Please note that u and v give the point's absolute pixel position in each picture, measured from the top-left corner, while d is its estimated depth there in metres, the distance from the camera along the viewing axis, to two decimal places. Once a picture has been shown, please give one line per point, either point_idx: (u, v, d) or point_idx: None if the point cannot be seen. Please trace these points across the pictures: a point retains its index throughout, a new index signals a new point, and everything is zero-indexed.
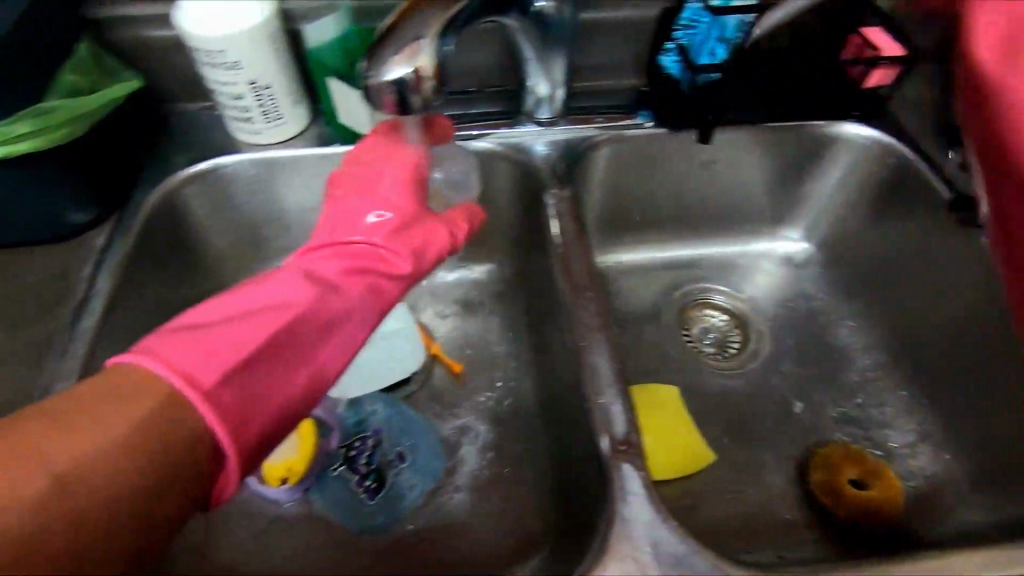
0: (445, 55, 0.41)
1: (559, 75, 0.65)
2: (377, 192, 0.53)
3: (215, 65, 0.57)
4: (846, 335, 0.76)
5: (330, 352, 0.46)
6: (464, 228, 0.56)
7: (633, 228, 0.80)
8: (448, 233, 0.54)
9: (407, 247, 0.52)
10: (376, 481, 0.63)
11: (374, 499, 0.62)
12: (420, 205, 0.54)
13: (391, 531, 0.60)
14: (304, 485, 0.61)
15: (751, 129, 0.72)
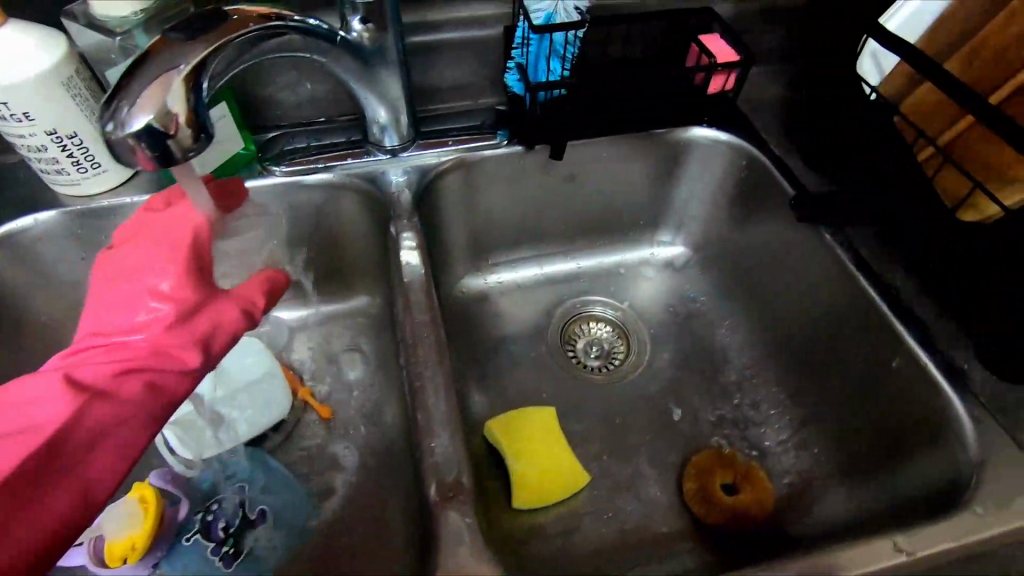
0: (202, 102, 0.38)
1: (395, 91, 0.61)
2: (145, 272, 0.46)
3: (4, 117, 0.52)
4: (722, 334, 0.76)
5: (103, 463, 0.41)
6: (261, 300, 0.50)
7: (509, 246, 0.79)
8: (240, 310, 0.48)
9: (187, 336, 0.46)
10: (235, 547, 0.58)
11: (231, 567, 0.57)
12: (205, 286, 0.47)
13: None
14: (152, 560, 0.56)
15: (607, 141, 0.72)
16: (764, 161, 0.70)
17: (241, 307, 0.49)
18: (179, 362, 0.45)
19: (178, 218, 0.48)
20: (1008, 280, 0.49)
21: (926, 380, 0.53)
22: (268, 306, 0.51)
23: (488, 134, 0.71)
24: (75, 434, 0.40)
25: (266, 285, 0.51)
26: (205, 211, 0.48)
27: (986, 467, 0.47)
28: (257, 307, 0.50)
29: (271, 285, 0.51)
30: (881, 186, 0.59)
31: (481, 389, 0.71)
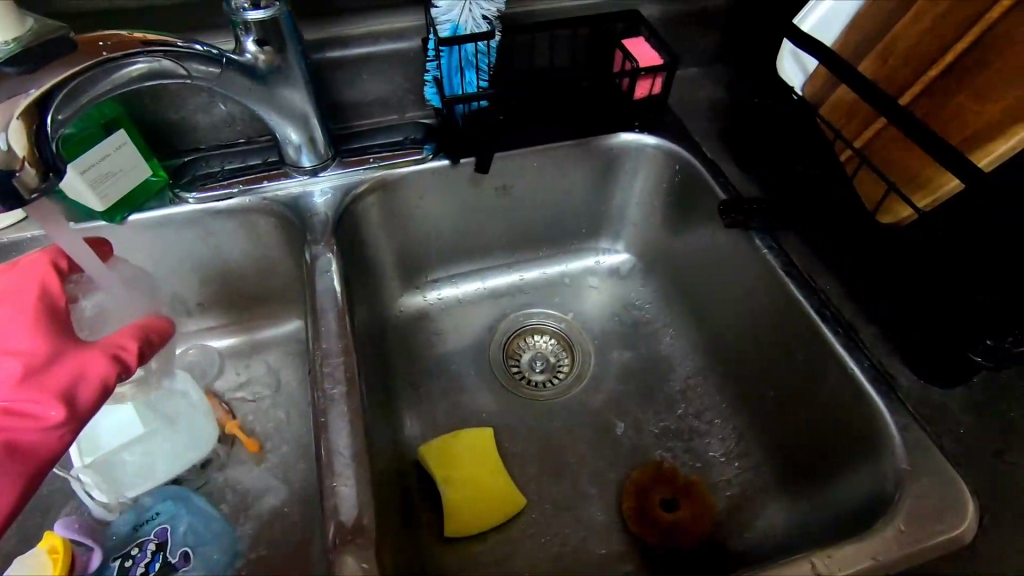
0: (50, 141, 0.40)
1: (305, 109, 0.59)
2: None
3: None
4: (667, 343, 0.75)
5: None
6: (134, 346, 0.48)
7: (445, 262, 0.77)
8: (110, 358, 0.46)
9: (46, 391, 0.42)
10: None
11: None
12: (64, 339, 0.46)
13: None
14: None
15: (536, 151, 0.70)
16: (696, 165, 0.68)
17: (108, 352, 0.46)
18: (38, 418, 0.42)
19: (28, 280, 0.48)
20: (926, 284, 0.48)
21: (855, 387, 0.52)
22: (143, 352, 0.48)
23: (413, 148, 0.69)
24: None
25: (141, 331, 0.49)
26: (50, 272, 0.49)
27: (911, 477, 0.46)
28: (128, 352, 0.47)
29: (146, 331, 0.49)
30: (806, 189, 0.58)
31: (418, 412, 0.69)
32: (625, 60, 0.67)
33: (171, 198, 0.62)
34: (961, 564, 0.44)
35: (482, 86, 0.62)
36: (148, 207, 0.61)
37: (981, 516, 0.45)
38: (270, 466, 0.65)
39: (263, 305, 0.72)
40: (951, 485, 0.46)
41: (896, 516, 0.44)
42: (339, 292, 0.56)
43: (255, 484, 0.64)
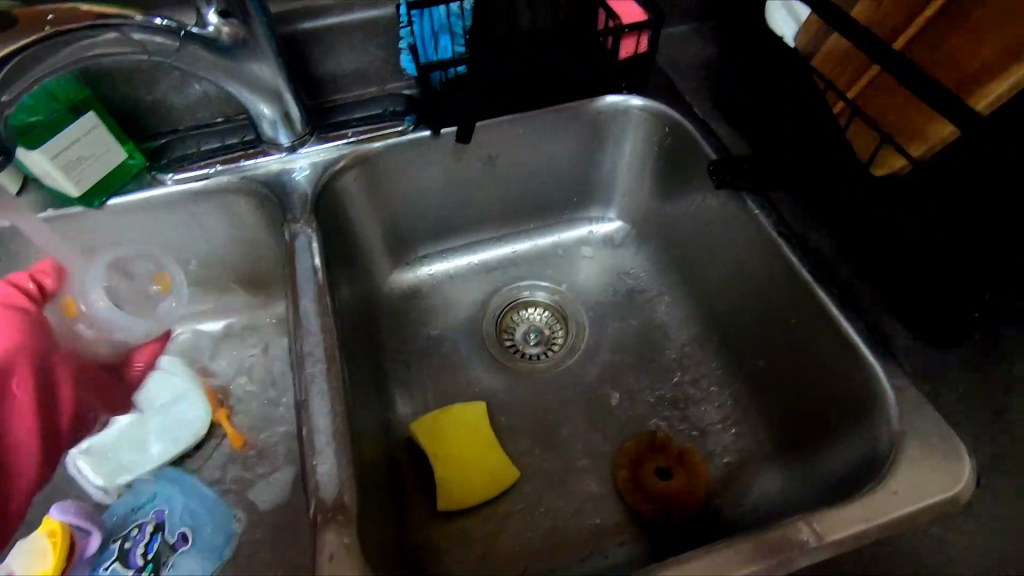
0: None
1: (277, 83, 0.57)
2: None
3: None
4: (662, 312, 0.74)
5: None
6: None
7: (434, 237, 0.76)
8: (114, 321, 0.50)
9: None
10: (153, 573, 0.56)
11: None
12: None
13: None
14: None
15: (520, 119, 0.67)
16: (687, 125, 0.66)
17: None
18: None
19: None
20: (917, 222, 0.46)
21: (849, 348, 0.50)
22: None
23: (394, 120, 0.67)
24: None
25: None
26: None
27: (905, 438, 0.45)
28: None
29: None
30: (798, 146, 0.56)
31: (411, 389, 0.68)
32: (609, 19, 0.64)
33: (149, 180, 0.62)
34: (958, 525, 0.43)
35: (458, 52, 0.61)
36: (127, 190, 0.61)
37: (978, 480, 0.44)
38: (263, 447, 0.66)
39: (252, 287, 0.71)
40: (950, 446, 0.44)
41: (888, 477, 0.43)
42: (319, 269, 0.55)
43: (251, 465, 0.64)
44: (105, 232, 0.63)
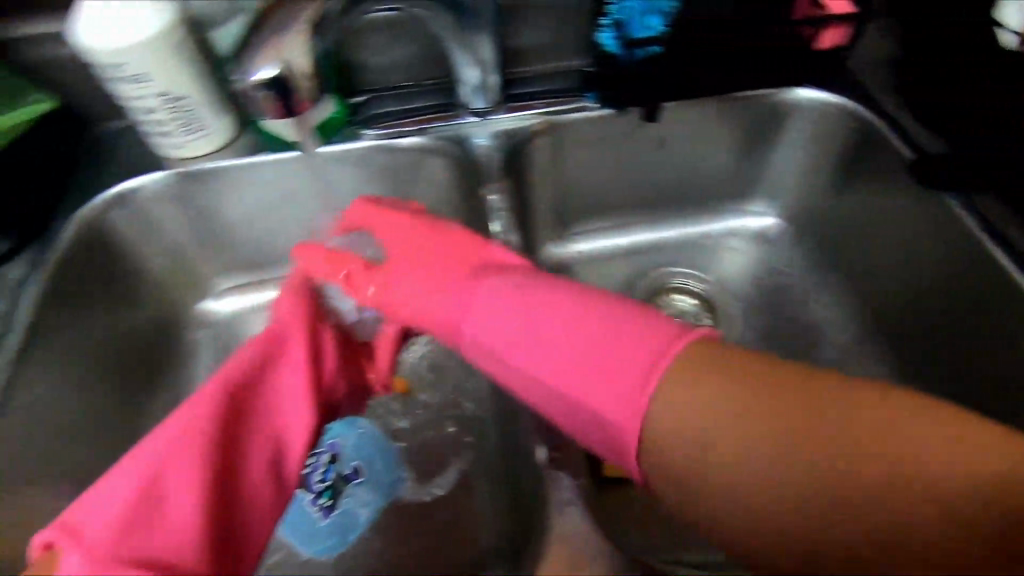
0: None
1: (485, 57, 0.60)
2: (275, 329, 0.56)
3: (121, 79, 0.54)
4: (817, 311, 0.72)
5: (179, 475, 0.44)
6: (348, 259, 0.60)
7: (588, 215, 0.77)
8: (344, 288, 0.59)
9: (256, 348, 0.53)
10: (332, 498, 0.60)
11: (328, 518, 0.59)
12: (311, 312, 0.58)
13: (343, 550, 0.58)
14: None
15: (701, 102, 0.68)
16: (877, 122, 0.64)
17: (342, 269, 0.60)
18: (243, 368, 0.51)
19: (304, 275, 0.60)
20: None
21: None
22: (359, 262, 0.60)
23: (576, 96, 0.69)
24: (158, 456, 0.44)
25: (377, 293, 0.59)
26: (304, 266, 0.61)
27: None
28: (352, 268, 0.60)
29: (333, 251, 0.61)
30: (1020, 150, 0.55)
31: None
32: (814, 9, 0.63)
33: (352, 133, 0.65)
34: None
35: (659, 32, 0.61)
36: (332, 141, 0.65)
37: None
38: (423, 399, 0.66)
39: None
40: None
41: None
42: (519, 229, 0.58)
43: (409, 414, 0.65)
44: (304, 182, 0.67)
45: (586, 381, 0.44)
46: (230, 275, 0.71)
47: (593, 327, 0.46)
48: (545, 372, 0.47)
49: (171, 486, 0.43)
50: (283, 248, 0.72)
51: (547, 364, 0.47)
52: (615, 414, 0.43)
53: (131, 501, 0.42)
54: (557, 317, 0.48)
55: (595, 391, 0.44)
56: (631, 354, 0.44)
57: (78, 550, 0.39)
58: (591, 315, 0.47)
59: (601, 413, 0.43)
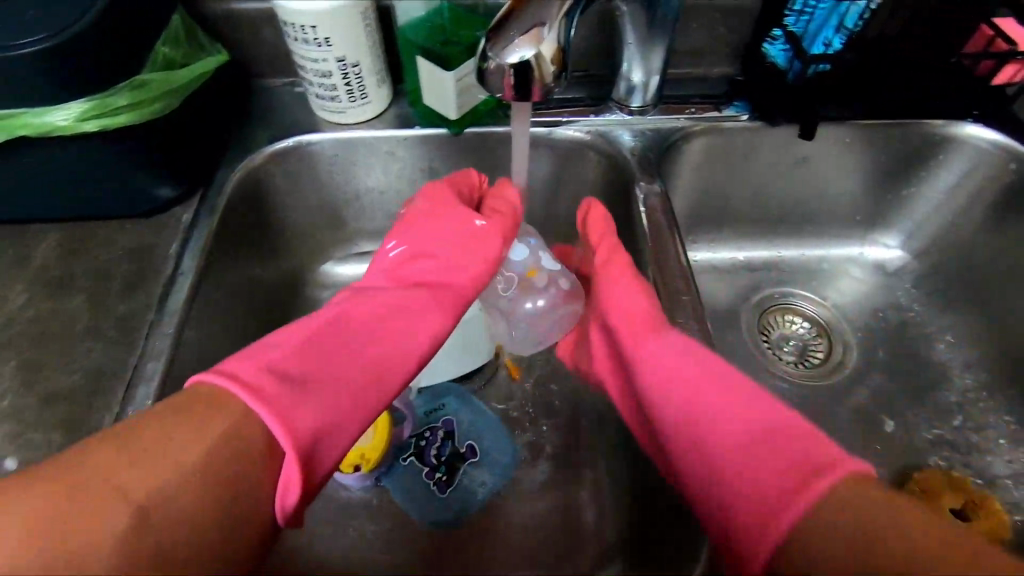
0: (568, 34, 0.38)
1: (654, 65, 0.62)
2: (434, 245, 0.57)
3: (307, 40, 0.55)
4: (943, 351, 0.71)
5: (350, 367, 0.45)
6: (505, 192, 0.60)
7: (711, 226, 0.76)
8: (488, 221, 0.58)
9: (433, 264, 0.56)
10: (447, 475, 0.61)
11: (444, 493, 0.60)
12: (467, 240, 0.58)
13: (460, 525, 0.58)
14: (376, 473, 0.60)
15: (857, 125, 0.67)
16: None
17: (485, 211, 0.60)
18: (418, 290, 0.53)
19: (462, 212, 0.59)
20: None
21: None
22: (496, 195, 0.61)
23: (726, 104, 0.68)
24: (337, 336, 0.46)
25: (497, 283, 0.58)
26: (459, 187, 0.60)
27: None
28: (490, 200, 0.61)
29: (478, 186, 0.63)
30: None
31: None
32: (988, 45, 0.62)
33: (502, 117, 0.65)
34: None
35: (834, 50, 0.61)
36: (484, 122, 0.65)
37: None
38: (539, 388, 0.66)
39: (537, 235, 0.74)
40: None
41: None
42: (674, 229, 0.58)
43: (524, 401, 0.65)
44: (446, 160, 0.67)
45: (753, 457, 0.39)
46: (356, 243, 0.73)
47: (748, 398, 0.42)
48: (704, 464, 0.41)
49: (325, 399, 0.41)
50: None
51: (715, 463, 0.40)
52: (775, 479, 0.37)
53: (294, 385, 0.40)
54: (722, 395, 0.43)
55: (759, 478, 0.38)
56: (802, 460, 0.37)
57: (246, 404, 0.37)
58: (776, 438, 0.39)
59: (737, 502, 0.38)
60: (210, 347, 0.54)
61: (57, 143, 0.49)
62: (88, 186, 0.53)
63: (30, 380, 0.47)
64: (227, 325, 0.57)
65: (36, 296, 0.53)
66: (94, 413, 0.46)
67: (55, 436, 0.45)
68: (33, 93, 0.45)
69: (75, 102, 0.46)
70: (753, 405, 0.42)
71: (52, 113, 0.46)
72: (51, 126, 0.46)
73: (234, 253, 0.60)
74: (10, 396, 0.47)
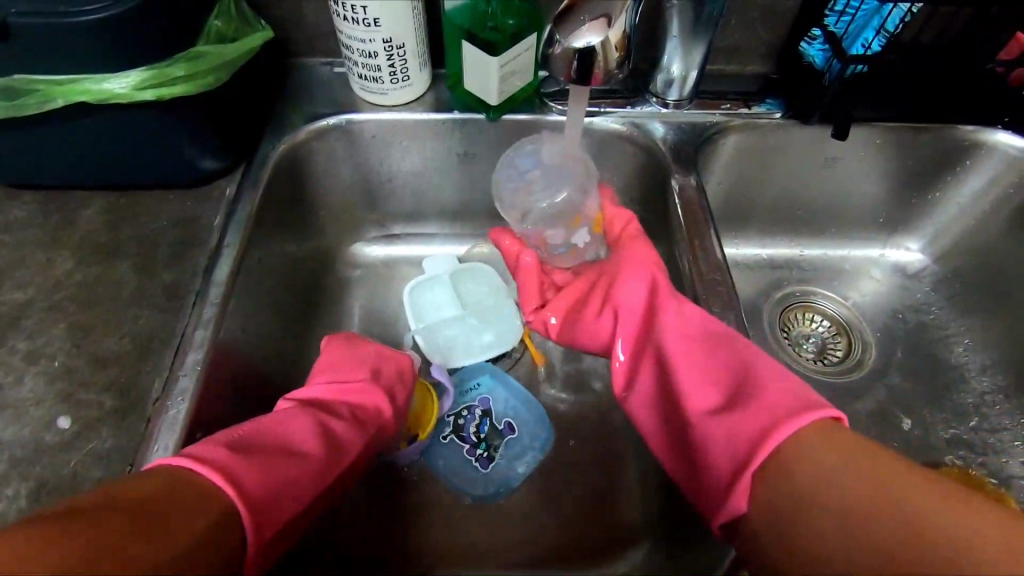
0: (632, 22, 0.40)
1: (695, 58, 0.62)
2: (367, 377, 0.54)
3: (355, 20, 0.55)
4: (960, 353, 0.72)
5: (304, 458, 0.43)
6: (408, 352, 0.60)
7: (737, 222, 0.77)
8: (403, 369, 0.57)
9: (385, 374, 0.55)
10: (489, 450, 0.62)
11: (486, 468, 0.61)
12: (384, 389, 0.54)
13: (503, 499, 0.59)
14: (422, 448, 0.60)
15: (888, 127, 0.68)
16: None
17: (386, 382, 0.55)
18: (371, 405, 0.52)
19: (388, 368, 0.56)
20: None
21: None
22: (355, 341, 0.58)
23: (758, 101, 0.69)
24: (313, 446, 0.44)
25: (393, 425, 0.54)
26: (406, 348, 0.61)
27: None
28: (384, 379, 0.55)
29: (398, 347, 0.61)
30: None
31: None
32: (1004, 52, 0.65)
33: (540, 105, 0.66)
34: None
35: (873, 52, 0.61)
36: (520, 110, 0.66)
37: None
38: (565, 375, 0.67)
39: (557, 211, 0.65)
40: None
41: None
42: (710, 220, 0.59)
43: (550, 388, 0.66)
44: (483, 146, 0.68)
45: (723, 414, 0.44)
46: (388, 226, 0.75)
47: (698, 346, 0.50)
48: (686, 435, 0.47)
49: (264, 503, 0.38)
50: (442, 205, 0.73)
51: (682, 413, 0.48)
52: (752, 420, 0.42)
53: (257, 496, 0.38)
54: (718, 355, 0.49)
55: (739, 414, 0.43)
56: (749, 423, 0.42)
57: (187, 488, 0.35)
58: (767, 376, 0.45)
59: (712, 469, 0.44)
60: (252, 319, 0.55)
61: (110, 111, 0.49)
62: (135, 156, 0.54)
63: (80, 343, 0.48)
64: (267, 298, 0.58)
65: (82, 263, 0.53)
66: (146, 379, 0.47)
67: (107, 398, 0.46)
68: (95, 61, 0.45)
69: (134, 70, 0.47)
70: (755, 360, 0.47)
71: (112, 81, 0.47)
72: (109, 93, 0.47)
73: (273, 228, 0.61)
74: (61, 357, 0.48)
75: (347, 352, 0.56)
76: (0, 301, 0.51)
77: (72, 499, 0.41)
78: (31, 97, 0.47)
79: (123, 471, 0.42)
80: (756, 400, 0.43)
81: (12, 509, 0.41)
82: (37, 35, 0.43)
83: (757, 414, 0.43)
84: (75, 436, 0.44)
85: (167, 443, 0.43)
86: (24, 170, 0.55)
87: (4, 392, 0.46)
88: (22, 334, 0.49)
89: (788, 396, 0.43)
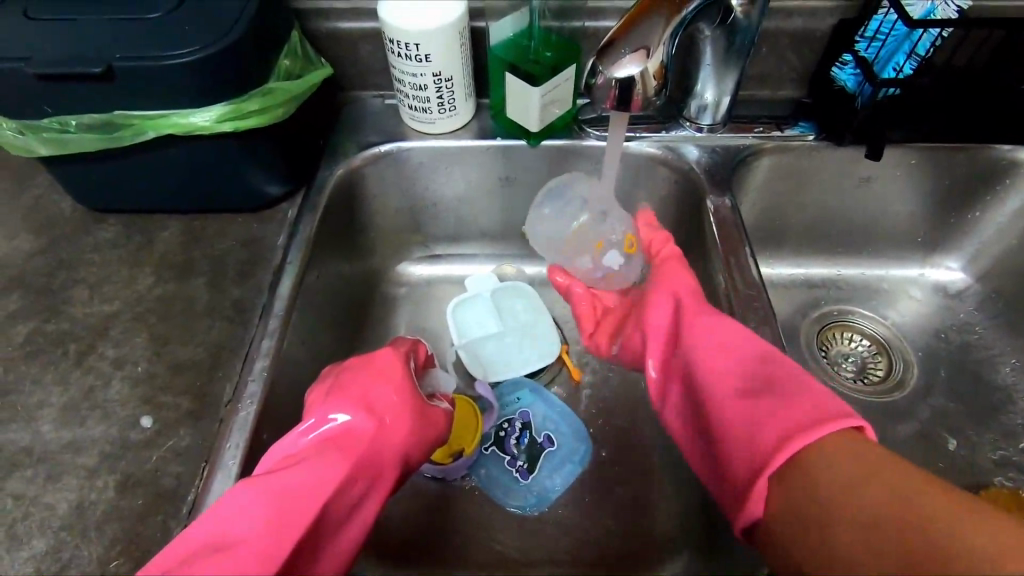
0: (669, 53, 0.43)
1: (727, 86, 0.65)
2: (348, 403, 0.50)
3: (408, 56, 0.60)
4: (1007, 374, 0.71)
5: (247, 526, 0.39)
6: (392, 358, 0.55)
7: (772, 242, 0.78)
8: (389, 386, 0.53)
9: (369, 394, 0.51)
10: (528, 462, 0.64)
11: (526, 479, 0.63)
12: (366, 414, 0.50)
13: (543, 510, 0.61)
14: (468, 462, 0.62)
15: (922, 149, 0.69)
16: None
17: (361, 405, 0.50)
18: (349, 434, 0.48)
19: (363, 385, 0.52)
20: None
21: None
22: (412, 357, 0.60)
23: (791, 125, 0.71)
24: (259, 505, 0.40)
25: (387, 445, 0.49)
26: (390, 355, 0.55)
27: None
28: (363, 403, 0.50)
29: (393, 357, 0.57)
30: None
31: None
32: None
33: (577, 131, 0.69)
34: None
35: (904, 75, 0.63)
36: (558, 136, 0.69)
37: None
38: (603, 390, 0.69)
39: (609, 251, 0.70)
40: None
41: None
42: (746, 239, 0.61)
43: (588, 403, 0.68)
44: (523, 171, 0.71)
45: (746, 414, 0.45)
46: (431, 247, 0.78)
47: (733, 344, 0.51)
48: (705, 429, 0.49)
49: None
50: (483, 227, 0.77)
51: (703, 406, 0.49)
52: (771, 431, 0.43)
53: None
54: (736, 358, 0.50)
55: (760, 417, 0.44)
56: (766, 434, 0.43)
57: None
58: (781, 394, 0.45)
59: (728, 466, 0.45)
60: (309, 332, 0.59)
61: (191, 142, 0.55)
62: (210, 182, 0.59)
63: (160, 351, 0.53)
64: (323, 314, 0.62)
65: (161, 278, 0.59)
66: (218, 383, 0.51)
67: (184, 401, 0.50)
68: (182, 99, 0.51)
69: (214, 106, 0.52)
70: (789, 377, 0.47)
71: (195, 115, 0.52)
72: (193, 126, 0.52)
73: (329, 247, 0.65)
74: (143, 363, 0.52)
75: (332, 380, 0.53)
76: (90, 312, 0.56)
77: (154, 491, 0.45)
78: (126, 130, 0.52)
79: (198, 467, 0.46)
80: (781, 407, 0.44)
81: (102, 499, 0.45)
82: (134, 76, 0.49)
83: (779, 424, 0.43)
84: (156, 434, 0.48)
85: (238, 442, 0.46)
86: (113, 196, 0.61)
87: (94, 394, 0.51)
88: (109, 343, 0.54)
89: (815, 408, 0.43)
